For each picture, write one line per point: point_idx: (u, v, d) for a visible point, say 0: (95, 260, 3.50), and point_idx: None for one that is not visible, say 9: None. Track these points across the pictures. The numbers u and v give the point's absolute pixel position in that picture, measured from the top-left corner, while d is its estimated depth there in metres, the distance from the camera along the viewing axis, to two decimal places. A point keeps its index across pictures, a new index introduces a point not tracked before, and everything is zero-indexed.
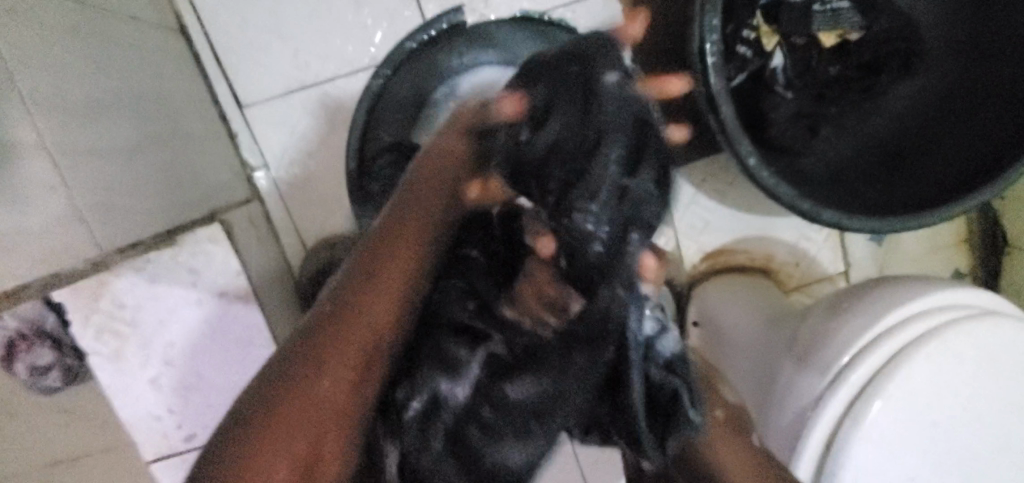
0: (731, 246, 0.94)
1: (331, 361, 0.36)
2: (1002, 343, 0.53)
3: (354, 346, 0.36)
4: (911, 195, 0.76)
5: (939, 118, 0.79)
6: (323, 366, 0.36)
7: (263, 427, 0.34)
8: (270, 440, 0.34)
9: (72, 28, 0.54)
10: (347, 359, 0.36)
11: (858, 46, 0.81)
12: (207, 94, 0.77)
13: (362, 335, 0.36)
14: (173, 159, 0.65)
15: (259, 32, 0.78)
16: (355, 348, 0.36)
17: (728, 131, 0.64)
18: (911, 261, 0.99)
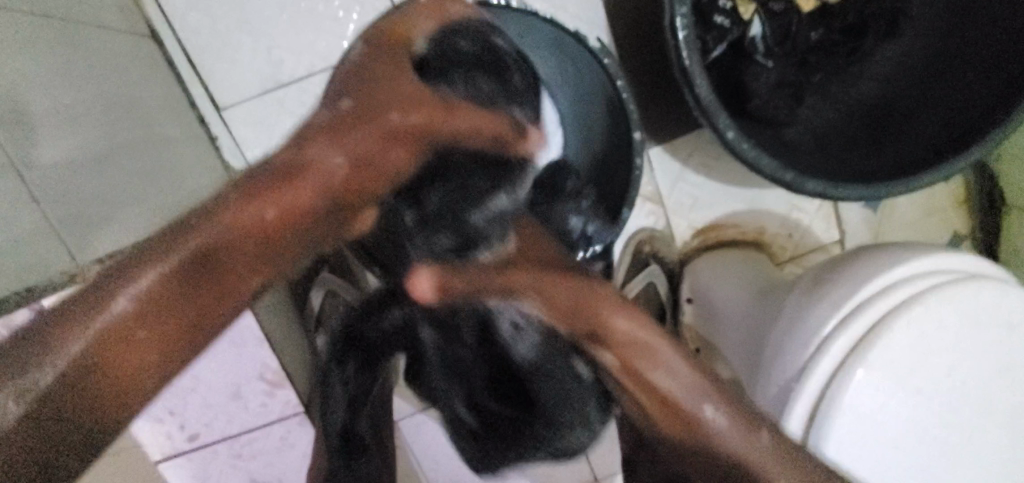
0: (722, 221, 0.93)
1: (229, 250, 0.31)
2: (986, 306, 0.52)
3: (269, 231, 0.33)
4: (899, 159, 0.74)
5: (926, 79, 0.78)
6: (212, 251, 0.30)
7: (103, 310, 0.28)
8: (117, 326, 0.28)
9: (34, 40, 0.54)
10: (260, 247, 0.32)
11: (840, 10, 0.79)
12: (183, 98, 0.77)
13: (285, 227, 0.33)
14: (150, 164, 0.66)
15: (230, 31, 0.78)
16: (270, 236, 0.33)
17: (705, 105, 0.63)
18: (908, 226, 0.98)
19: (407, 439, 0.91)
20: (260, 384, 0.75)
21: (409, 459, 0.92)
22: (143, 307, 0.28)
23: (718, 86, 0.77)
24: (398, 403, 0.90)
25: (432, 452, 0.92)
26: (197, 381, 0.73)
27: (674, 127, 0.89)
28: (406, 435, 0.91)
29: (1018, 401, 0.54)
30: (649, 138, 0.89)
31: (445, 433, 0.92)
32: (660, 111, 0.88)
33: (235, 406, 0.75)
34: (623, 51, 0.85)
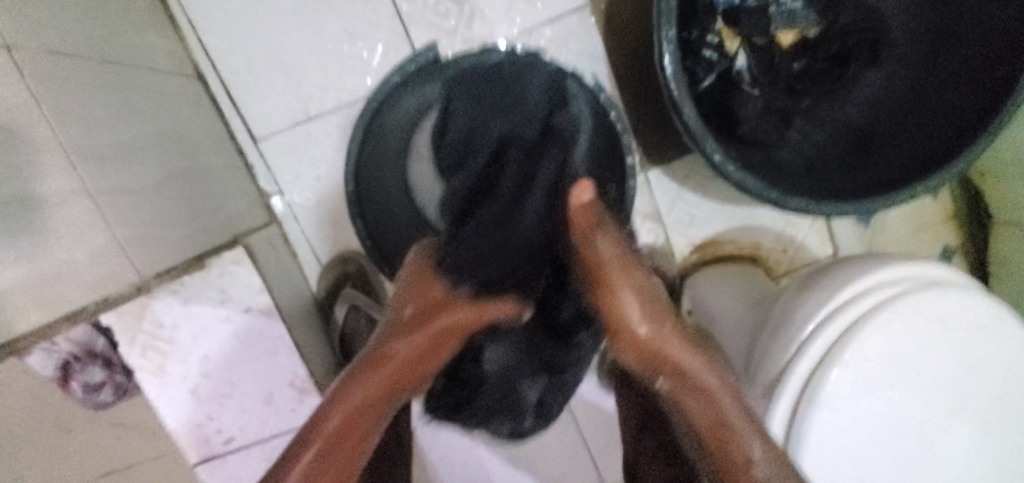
0: (719, 237, 0.99)
1: (346, 442, 0.45)
2: (952, 311, 0.57)
3: (366, 417, 0.46)
4: (884, 177, 0.79)
5: (907, 102, 0.84)
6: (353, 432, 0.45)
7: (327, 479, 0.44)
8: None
9: (101, 83, 0.61)
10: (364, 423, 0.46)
11: (822, 43, 0.86)
12: (224, 132, 0.86)
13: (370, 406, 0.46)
14: (197, 191, 0.74)
15: (267, 71, 0.86)
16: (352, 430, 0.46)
17: (693, 131, 0.70)
18: (899, 241, 1.03)
19: (423, 446, 0.97)
20: (289, 391, 0.82)
21: (424, 464, 0.98)
22: (359, 449, 0.46)
23: (710, 111, 0.84)
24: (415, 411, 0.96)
25: (446, 458, 0.98)
26: (233, 388, 0.80)
27: (671, 150, 0.95)
28: (421, 442, 0.97)
29: (987, 400, 0.58)
30: (648, 161, 0.95)
31: (458, 440, 0.97)
32: (657, 136, 0.95)
33: (266, 412, 0.81)
34: (621, 83, 0.92)
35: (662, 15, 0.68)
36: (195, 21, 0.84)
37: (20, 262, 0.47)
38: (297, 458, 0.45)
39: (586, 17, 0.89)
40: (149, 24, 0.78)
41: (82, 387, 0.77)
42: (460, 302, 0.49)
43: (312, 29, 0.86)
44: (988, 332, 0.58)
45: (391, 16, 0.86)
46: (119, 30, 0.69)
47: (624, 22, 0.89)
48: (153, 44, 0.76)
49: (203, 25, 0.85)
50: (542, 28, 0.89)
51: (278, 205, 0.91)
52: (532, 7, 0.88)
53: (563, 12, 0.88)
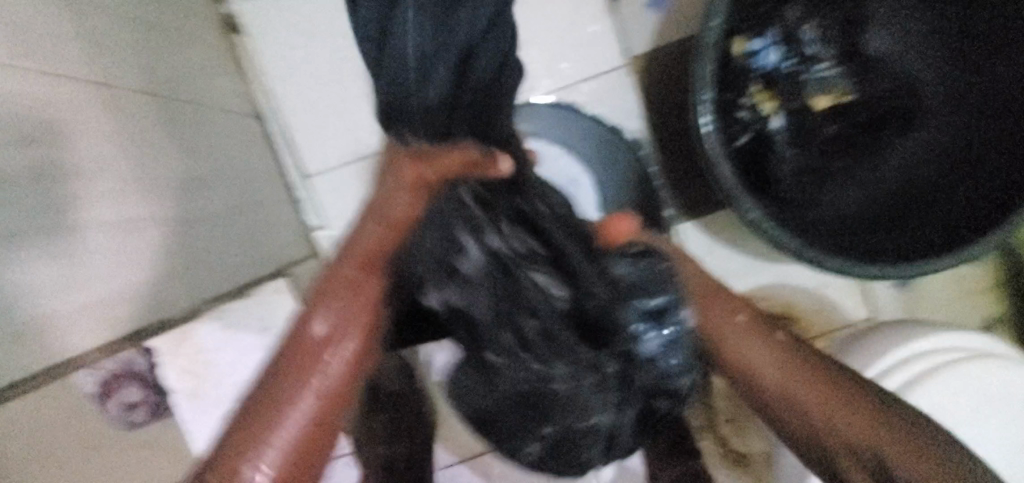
0: (751, 294, 0.98)
1: (291, 403, 0.42)
2: (1000, 386, 0.56)
3: (302, 372, 0.43)
4: (921, 243, 0.79)
5: (945, 167, 0.84)
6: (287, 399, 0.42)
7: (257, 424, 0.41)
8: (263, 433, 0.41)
9: (175, 119, 0.67)
10: (309, 390, 0.43)
11: (857, 108, 0.87)
12: (278, 168, 0.92)
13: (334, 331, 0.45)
14: (249, 221, 0.78)
15: (322, 114, 0.93)
16: (300, 395, 0.42)
17: (729, 189, 0.72)
18: (939, 308, 1.00)
19: None
20: None
21: None
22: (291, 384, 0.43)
23: (744, 170, 0.84)
24: (437, 453, 0.96)
25: None
26: None
27: (704, 204, 0.96)
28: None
29: None
30: (681, 213, 0.97)
31: None
32: (692, 190, 0.96)
33: None
34: (657, 138, 0.95)
35: (700, 79, 0.71)
36: (262, 66, 0.92)
37: (53, 295, 0.48)
38: (260, 453, 0.40)
39: (624, 75, 0.93)
40: (222, 68, 0.85)
41: (112, 409, 0.69)
42: (429, 157, 0.52)
43: (368, 77, 0.92)
44: None
45: None
46: (195, 74, 0.76)
47: (661, 81, 0.93)
48: (223, 86, 0.83)
49: (269, 70, 0.92)
50: (582, 84, 0.93)
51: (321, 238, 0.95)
52: (574, 64, 0.93)
53: (603, 70, 0.93)
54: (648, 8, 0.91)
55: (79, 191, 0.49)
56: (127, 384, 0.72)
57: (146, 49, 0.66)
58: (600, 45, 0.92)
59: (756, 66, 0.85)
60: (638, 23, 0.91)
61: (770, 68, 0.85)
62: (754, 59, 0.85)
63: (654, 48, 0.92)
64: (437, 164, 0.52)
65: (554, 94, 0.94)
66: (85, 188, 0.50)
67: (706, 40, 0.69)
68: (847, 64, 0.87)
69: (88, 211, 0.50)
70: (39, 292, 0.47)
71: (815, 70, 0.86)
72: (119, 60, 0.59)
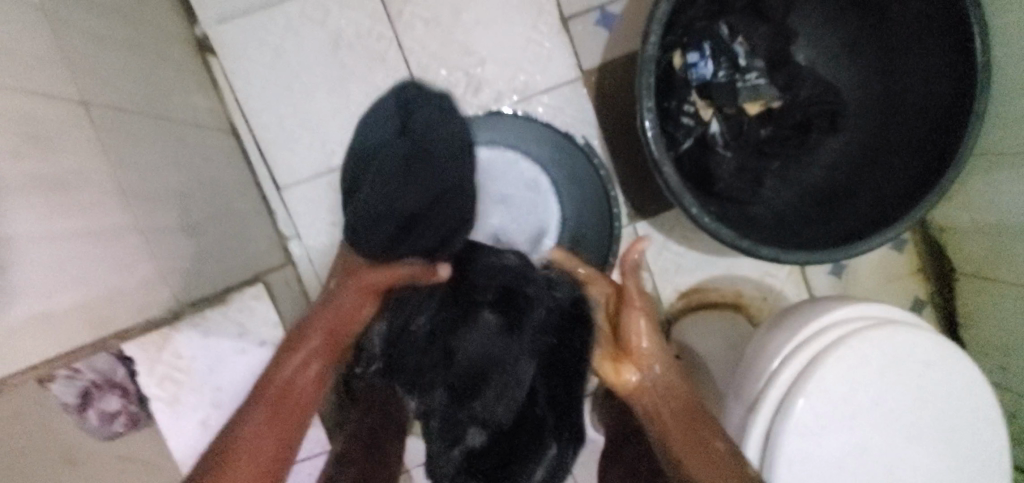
0: (702, 285, 1.06)
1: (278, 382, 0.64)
2: (902, 344, 0.64)
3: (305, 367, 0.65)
4: (844, 232, 0.89)
5: (865, 164, 0.94)
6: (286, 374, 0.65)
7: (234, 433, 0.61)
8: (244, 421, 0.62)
9: (151, 135, 0.71)
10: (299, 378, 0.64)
11: (786, 112, 0.97)
12: (253, 182, 0.97)
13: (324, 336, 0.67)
14: (225, 231, 0.83)
15: (295, 128, 0.98)
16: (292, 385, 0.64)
17: (671, 188, 0.79)
18: (871, 291, 1.10)
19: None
20: None
21: None
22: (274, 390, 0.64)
23: (688, 171, 0.93)
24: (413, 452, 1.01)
25: None
26: None
27: (657, 204, 1.04)
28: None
29: (937, 425, 0.64)
30: (635, 214, 1.05)
31: None
32: (644, 191, 1.04)
33: None
34: (611, 143, 1.03)
35: (643, 88, 0.78)
36: (235, 85, 0.96)
37: (75, 287, 0.53)
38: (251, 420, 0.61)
39: (578, 87, 1.00)
40: (195, 86, 0.89)
41: (98, 420, 0.72)
42: (370, 270, 0.67)
43: (337, 92, 0.97)
44: (936, 367, 0.64)
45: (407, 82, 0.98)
46: (170, 93, 0.80)
47: (612, 92, 1.01)
48: (198, 104, 0.88)
49: (242, 89, 0.97)
50: (540, 96, 1.00)
51: (295, 247, 0.99)
52: (531, 77, 1.00)
53: (559, 83, 1.00)
54: (597, 25, 0.99)
55: (66, 203, 0.53)
56: (103, 394, 0.72)
57: (125, 71, 0.70)
58: (554, 59, 1.00)
59: (695, 77, 0.94)
60: (588, 38, 0.99)
61: (707, 77, 0.94)
62: (692, 72, 0.94)
63: (605, 62, 1.00)
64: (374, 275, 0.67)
65: (514, 106, 1.00)
66: (74, 200, 0.54)
67: (645, 55, 0.77)
68: (776, 73, 0.96)
69: (76, 219, 0.54)
70: (50, 287, 0.50)
71: (748, 79, 0.95)
72: (100, 83, 0.64)
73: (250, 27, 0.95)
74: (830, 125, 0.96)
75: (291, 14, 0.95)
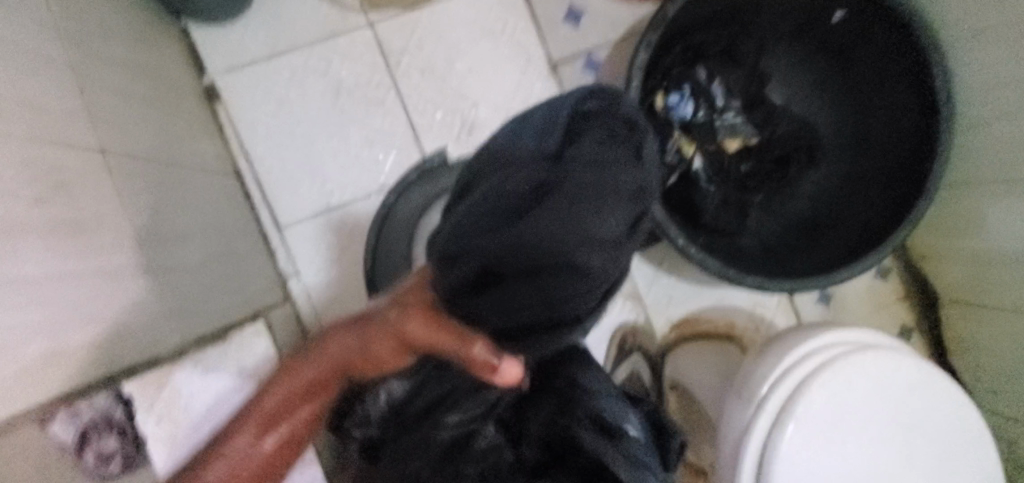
0: (695, 315, 1.08)
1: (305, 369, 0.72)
2: (885, 367, 0.66)
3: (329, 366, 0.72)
4: (826, 261, 0.92)
5: (844, 195, 0.98)
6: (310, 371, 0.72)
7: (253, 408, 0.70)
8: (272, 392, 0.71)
9: (161, 179, 0.75)
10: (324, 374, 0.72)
11: (765, 147, 1.01)
12: (255, 222, 1.00)
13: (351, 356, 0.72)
14: (228, 270, 0.85)
15: (296, 170, 1.02)
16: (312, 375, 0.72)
17: (658, 221, 0.83)
18: (860, 318, 1.12)
19: None
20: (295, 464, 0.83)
21: None
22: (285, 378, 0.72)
23: (676, 205, 0.98)
24: None
25: None
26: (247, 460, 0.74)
27: (647, 237, 1.08)
28: None
29: (926, 446, 0.66)
30: None
31: None
32: None
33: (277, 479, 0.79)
34: None
35: None
36: (240, 131, 1.01)
37: (91, 323, 0.55)
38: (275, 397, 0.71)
39: None
40: (203, 132, 0.94)
41: (92, 462, 0.55)
42: (412, 315, 0.63)
43: (338, 136, 1.02)
44: (920, 388, 0.66)
45: (404, 126, 1.03)
46: (180, 140, 0.85)
47: None
48: (205, 149, 0.92)
49: (246, 134, 1.01)
50: None
51: (295, 286, 1.01)
52: None
53: None
54: (584, 71, 1.05)
55: (84, 244, 0.56)
56: (103, 434, 0.57)
57: (140, 120, 0.75)
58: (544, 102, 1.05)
59: (676, 117, 0.99)
60: (576, 83, 1.05)
61: (687, 117, 0.99)
62: (673, 112, 0.99)
63: None
64: (444, 328, 0.59)
65: None
66: (92, 242, 0.57)
67: (628, 98, 0.82)
68: (753, 112, 1.01)
69: (94, 260, 0.57)
70: (68, 325, 0.52)
71: (725, 118, 1.00)
72: (117, 133, 0.68)
73: (255, 77, 1.01)
74: (807, 158, 1.00)
75: (295, 64, 1.01)
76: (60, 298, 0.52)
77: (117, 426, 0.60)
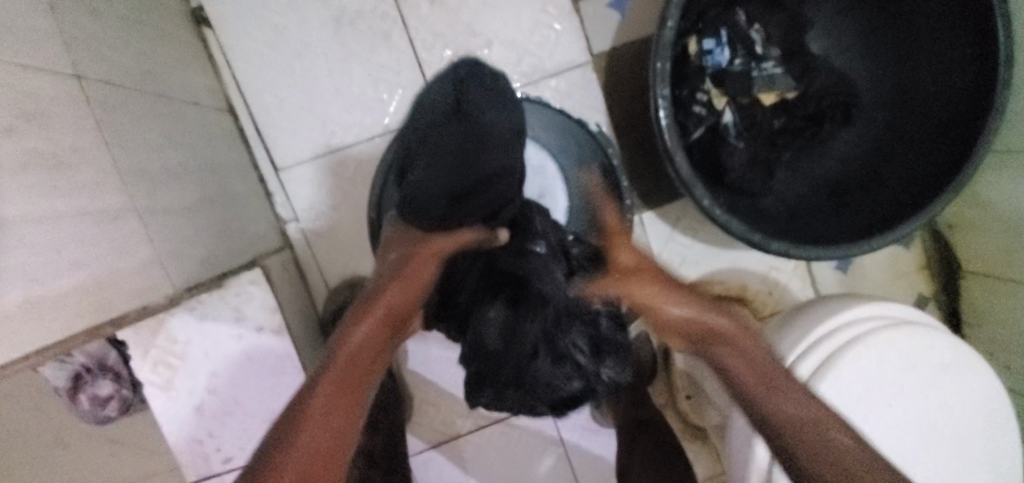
0: (708, 277, 1.05)
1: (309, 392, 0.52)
2: (917, 345, 0.62)
3: (344, 367, 0.54)
4: (855, 228, 0.87)
5: (879, 158, 0.92)
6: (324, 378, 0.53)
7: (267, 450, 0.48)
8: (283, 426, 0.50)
9: (148, 111, 0.68)
10: (341, 369, 0.54)
11: (801, 102, 0.93)
12: (250, 163, 0.93)
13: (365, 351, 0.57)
14: (225, 213, 0.80)
15: (294, 107, 0.94)
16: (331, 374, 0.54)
17: (683, 179, 0.77)
18: (877, 287, 1.08)
19: (418, 474, 1.01)
20: None
21: None
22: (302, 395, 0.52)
23: (699, 162, 0.91)
24: (409, 440, 1.01)
25: None
26: (239, 404, 0.74)
27: (664, 195, 1.02)
28: (416, 470, 1.01)
29: (949, 425, 0.63)
30: (642, 204, 1.03)
31: (450, 469, 1.01)
32: (652, 181, 1.02)
33: None
34: (619, 131, 1.00)
35: (656, 76, 0.75)
36: (233, 61, 0.93)
37: (77, 270, 0.51)
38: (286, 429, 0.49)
39: (588, 72, 0.98)
40: (193, 62, 0.86)
41: (89, 403, 0.73)
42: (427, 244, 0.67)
43: (339, 72, 0.94)
44: (949, 367, 0.63)
45: (411, 63, 0.95)
46: (169, 69, 0.77)
47: (622, 78, 0.98)
48: (196, 81, 0.85)
49: (240, 65, 0.93)
50: (549, 80, 0.97)
51: (293, 231, 0.97)
52: (539, 61, 0.97)
53: (568, 67, 0.97)
54: (609, 8, 0.96)
55: (64, 184, 0.51)
56: (96, 379, 0.71)
57: (120, 42, 0.67)
58: (564, 43, 0.96)
59: (710, 64, 0.91)
60: (600, 22, 0.96)
61: (722, 66, 0.91)
62: (707, 58, 0.91)
63: (615, 47, 0.97)
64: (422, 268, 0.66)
65: (521, 90, 0.97)
66: (73, 180, 0.52)
67: (660, 40, 0.74)
68: (791, 62, 0.93)
69: (77, 200, 0.52)
70: (52, 273, 0.48)
71: (763, 67, 0.92)
72: (97, 58, 0.61)
73: (248, 0, 0.92)
74: (845, 114, 0.93)
75: None
76: (41, 243, 0.47)
77: (112, 373, 0.72)
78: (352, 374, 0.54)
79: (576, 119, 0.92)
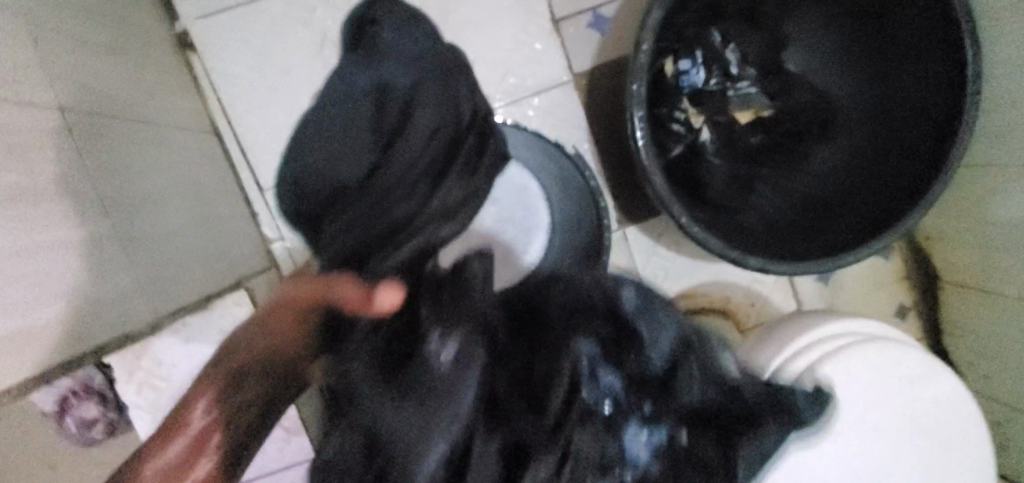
0: (692, 291, 1.06)
1: (157, 438, 0.46)
2: (888, 362, 0.64)
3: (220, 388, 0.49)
4: (833, 244, 0.88)
5: (855, 174, 0.93)
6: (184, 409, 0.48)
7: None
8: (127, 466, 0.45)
9: (131, 138, 0.69)
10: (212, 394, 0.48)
11: (776, 119, 0.97)
12: (235, 183, 0.94)
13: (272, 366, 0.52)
14: (208, 234, 0.81)
15: (278, 128, 0.95)
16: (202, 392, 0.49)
17: (661, 197, 0.78)
18: (857, 298, 1.10)
19: None
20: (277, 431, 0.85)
21: None
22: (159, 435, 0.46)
23: (680, 179, 0.93)
24: None
25: None
26: None
27: (646, 210, 1.04)
28: None
29: (921, 439, 0.65)
30: (625, 219, 1.04)
31: None
32: (634, 196, 1.04)
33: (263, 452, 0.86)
34: (601, 148, 1.02)
35: (633, 98, 0.77)
36: (217, 83, 0.94)
37: (58, 301, 0.52)
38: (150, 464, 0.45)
39: (569, 90, 0.99)
40: (177, 85, 0.87)
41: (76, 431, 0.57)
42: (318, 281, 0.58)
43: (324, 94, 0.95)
44: (920, 381, 0.65)
45: None
46: (153, 94, 0.78)
47: (602, 96, 1.00)
48: (180, 104, 0.86)
49: (224, 88, 0.94)
50: (531, 98, 0.99)
51: (279, 250, 0.98)
52: (521, 81, 0.98)
53: (549, 86, 0.99)
54: (589, 28, 0.98)
55: (45, 216, 0.51)
56: (83, 401, 0.59)
57: (104, 71, 0.68)
58: (545, 62, 0.98)
59: (686, 84, 0.94)
60: (580, 42, 0.98)
61: (699, 85, 0.94)
62: (683, 78, 0.94)
63: (595, 66, 0.99)
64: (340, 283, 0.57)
65: (503, 109, 0.99)
66: (53, 212, 0.52)
67: (637, 63, 0.76)
68: (767, 81, 0.97)
69: (57, 232, 0.53)
70: (36, 305, 0.49)
71: (739, 87, 0.95)
72: (80, 88, 0.62)
73: (233, 24, 0.93)
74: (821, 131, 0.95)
75: (275, 12, 0.93)
76: (21, 277, 0.48)
77: (92, 393, 0.62)
78: (214, 412, 0.47)
79: (561, 148, 0.93)
